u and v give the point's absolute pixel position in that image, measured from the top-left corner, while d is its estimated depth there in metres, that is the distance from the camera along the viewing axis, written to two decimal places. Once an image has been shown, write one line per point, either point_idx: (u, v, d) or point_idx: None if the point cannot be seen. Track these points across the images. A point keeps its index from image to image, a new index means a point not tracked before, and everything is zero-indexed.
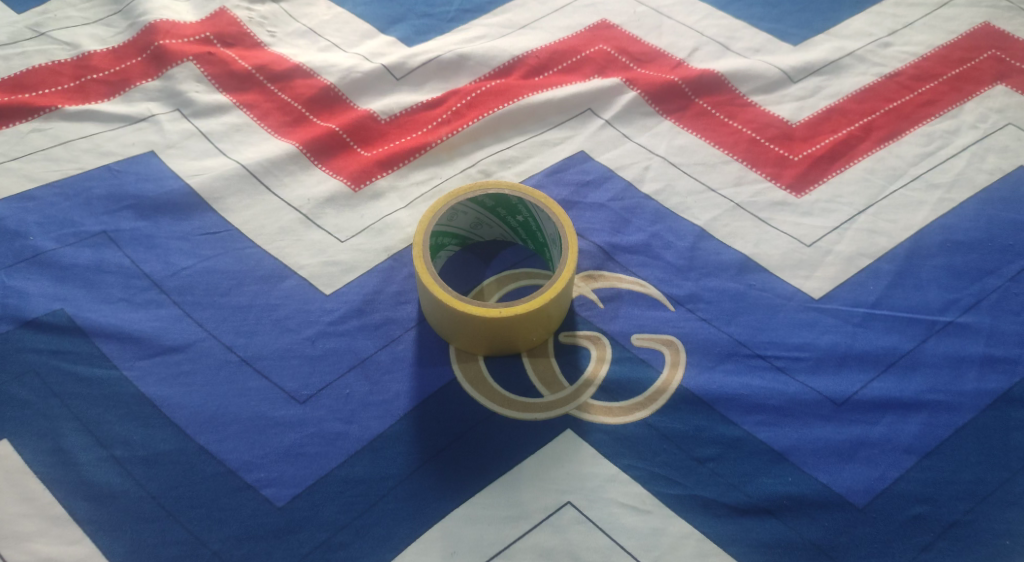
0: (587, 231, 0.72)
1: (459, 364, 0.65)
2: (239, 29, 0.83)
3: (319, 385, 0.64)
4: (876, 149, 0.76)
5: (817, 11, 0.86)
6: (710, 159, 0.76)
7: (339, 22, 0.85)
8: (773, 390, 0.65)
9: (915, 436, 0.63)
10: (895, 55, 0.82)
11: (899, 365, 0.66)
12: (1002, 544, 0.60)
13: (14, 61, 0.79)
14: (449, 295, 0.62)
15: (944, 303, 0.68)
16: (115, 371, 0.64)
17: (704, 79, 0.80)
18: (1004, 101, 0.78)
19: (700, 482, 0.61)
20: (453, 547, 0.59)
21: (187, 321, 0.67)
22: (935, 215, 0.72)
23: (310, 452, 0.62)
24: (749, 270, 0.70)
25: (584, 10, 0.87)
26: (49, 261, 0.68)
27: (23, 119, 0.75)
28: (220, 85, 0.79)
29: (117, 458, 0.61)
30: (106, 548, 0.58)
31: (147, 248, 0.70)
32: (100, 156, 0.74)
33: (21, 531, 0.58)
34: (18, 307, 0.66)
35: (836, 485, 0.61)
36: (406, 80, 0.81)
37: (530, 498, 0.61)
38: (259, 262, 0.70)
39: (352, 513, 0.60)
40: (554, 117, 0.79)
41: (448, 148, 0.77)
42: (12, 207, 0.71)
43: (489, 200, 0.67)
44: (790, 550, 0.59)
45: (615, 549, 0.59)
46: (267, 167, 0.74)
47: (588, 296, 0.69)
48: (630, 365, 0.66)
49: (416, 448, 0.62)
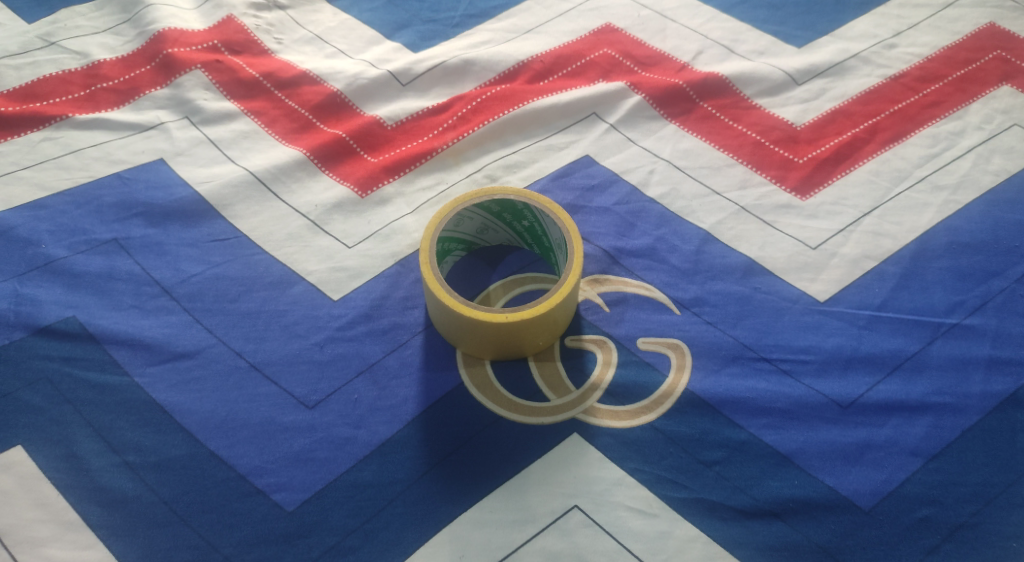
0: (592, 235, 0.73)
1: (466, 368, 0.66)
2: (245, 36, 0.84)
3: (328, 391, 0.65)
4: (881, 151, 0.76)
5: (821, 12, 0.86)
6: (715, 162, 0.76)
7: (345, 28, 0.86)
8: (779, 393, 0.65)
9: (921, 439, 0.63)
10: (899, 57, 0.82)
11: (904, 368, 0.66)
12: (1009, 546, 0.60)
13: (25, 70, 0.80)
14: (456, 301, 0.63)
15: (950, 305, 0.68)
16: (127, 378, 0.65)
17: (708, 82, 0.81)
18: (1010, 101, 0.78)
19: (706, 485, 0.62)
20: (462, 550, 0.60)
21: (197, 327, 0.67)
22: (940, 217, 0.72)
23: (319, 456, 0.63)
24: (754, 273, 0.70)
25: (588, 14, 0.87)
26: (60, 269, 0.69)
27: (33, 128, 0.76)
28: (228, 93, 0.80)
29: (129, 464, 0.62)
30: (120, 553, 0.59)
31: (157, 256, 0.71)
32: (110, 164, 0.75)
33: (35, 537, 0.59)
34: (31, 315, 0.66)
35: (842, 488, 0.61)
36: (412, 85, 0.82)
37: (537, 502, 0.61)
38: (268, 268, 0.70)
39: (361, 517, 0.61)
40: (559, 121, 0.79)
41: (454, 153, 0.77)
42: (25, 215, 0.71)
43: (495, 205, 0.67)
44: (795, 552, 0.60)
45: (621, 552, 0.60)
46: (275, 173, 0.75)
47: (593, 300, 0.69)
48: (636, 369, 0.66)
49: (423, 453, 0.63)
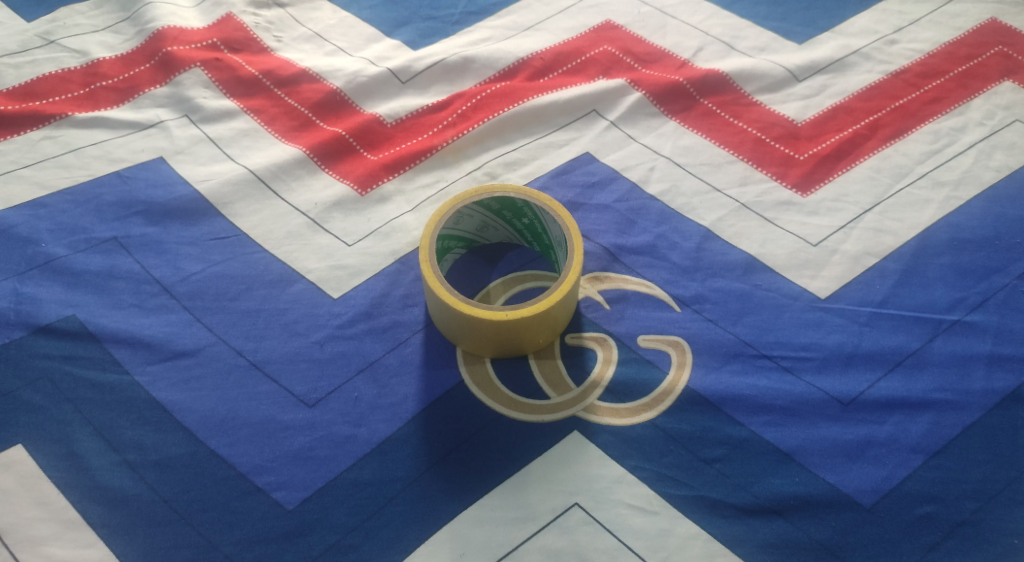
0: (592, 233, 0.72)
1: (466, 366, 0.66)
2: (244, 34, 0.84)
3: (328, 389, 0.65)
4: (882, 147, 0.75)
5: (822, 9, 0.86)
6: (716, 159, 0.76)
7: (344, 26, 0.86)
8: (779, 390, 0.65)
9: (922, 436, 0.63)
10: (901, 53, 0.82)
11: (905, 365, 0.66)
12: (1011, 544, 0.59)
13: (25, 69, 0.80)
14: (456, 299, 0.63)
15: (951, 302, 0.68)
16: (127, 377, 0.65)
17: (709, 78, 0.80)
18: (1011, 97, 0.78)
19: (707, 482, 0.62)
20: (462, 548, 0.60)
21: (197, 326, 0.67)
22: (942, 214, 0.72)
23: (319, 455, 0.63)
24: (755, 271, 0.70)
25: (588, 11, 0.87)
26: (61, 267, 0.69)
27: (33, 127, 0.76)
28: (227, 91, 0.80)
29: (129, 462, 0.62)
30: (121, 551, 0.59)
31: (157, 254, 0.70)
32: (110, 163, 0.75)
33: (36, 536, 0.59)
34: (31, 313, 0.66)
35: (843, 485, 0.61)
36: (412, 83, 0.82)
37: (538, 499, 0.61)
38: (268, 267, 0.70)
39: (361, 516, 0.60)
40: (559, 118, 0.79)
41: (454, 150, 0.77)
42: (24, 214, 0.71)
43: (495, 202, 0.67)
44: (797, 549, 0.60)
45: (622, 550, 0.60)
46: (275, 172, 0.75)
47: (593, 298, 0.69)
48: (636, 366, 0.66)
49: (424, 451, 0.63)
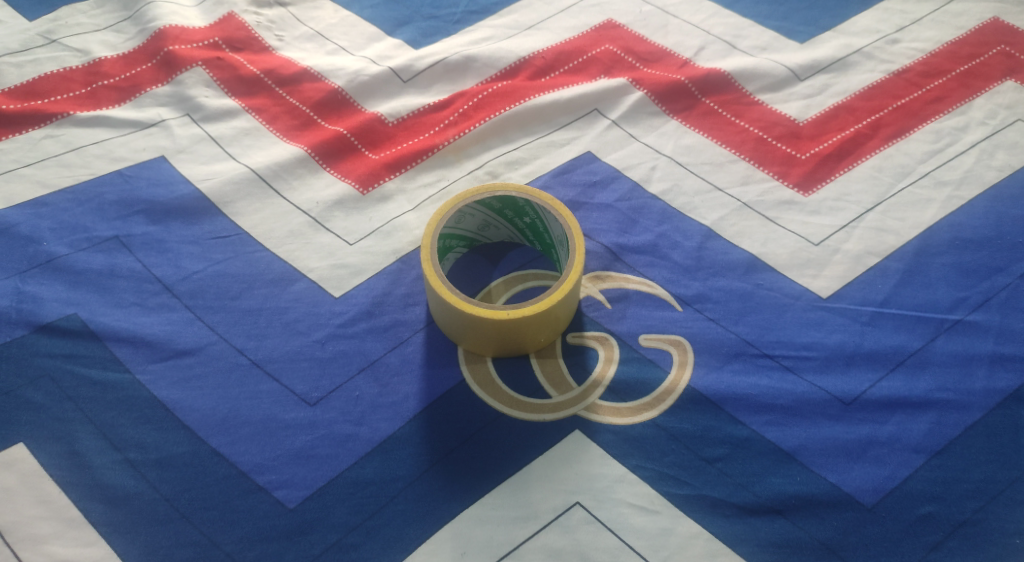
0: (594, 232, 0.72)
1: (468, 366, 0.66)
2: (246, 33, 0.84)
3: (329, 388, 0.65)
4: (883, 147, 0.75)
5: (824, 8, 0.86)
6: (718, 159, 0.76)
7: (346, 25, 0.86)
8: (781, 390, 0.65)
9: (924, 435, 0.63)
10: (903, 52, 0.81)
11: (907, 364, 0.65)
12: (1013, 543, 0.59)
13: (27, 68, 0.80)
14: (458, 297, 0.62)
15: (953, 301, 0.68)
16: (128, 375, 0.65)
17: (711, 78, 0.80)
18: (1014, 96, 0.78)
19: (708, 482, 0.62)
20: (463, 547, 0.60)
21: (198, 324, 0.67)
22: (944, 213, 0.72)
23: (321, 453, 0.63)
24: (757, 270, 0.70)
25: (590, 10, 0.87)
26: (62, 266, 0.69)
27: (34, 126, 0.76)
28: (229, 90, 0.80)
29: (130, 461, 0.62)
30: (121, 550, 0.59)
31: (158, 253, 0.70)
32: (111, 162, 0.75)
33: (37, 534, 0.59)
34: (32, 312, 0.66)
35: (845, 485, 0.61)
36: (413, 82, 0.82)
37: (539, 498, 0.61)
38: (270, 265, 0.70)
39: (363, 514, 0.60)
40: (560, 118, 0.79)
41: (455, 149, 0.77)
42: (26, 213, 0.71)
43: (496, 201, 0.67)
44: (798, 549, 0.60)
45: (624, 550, 0.60)
46: (276, 171, 0.75)
47: (595, 297, 0.69)
48: (637, 366, 0.66)
49: (425, 451, 0.63)
